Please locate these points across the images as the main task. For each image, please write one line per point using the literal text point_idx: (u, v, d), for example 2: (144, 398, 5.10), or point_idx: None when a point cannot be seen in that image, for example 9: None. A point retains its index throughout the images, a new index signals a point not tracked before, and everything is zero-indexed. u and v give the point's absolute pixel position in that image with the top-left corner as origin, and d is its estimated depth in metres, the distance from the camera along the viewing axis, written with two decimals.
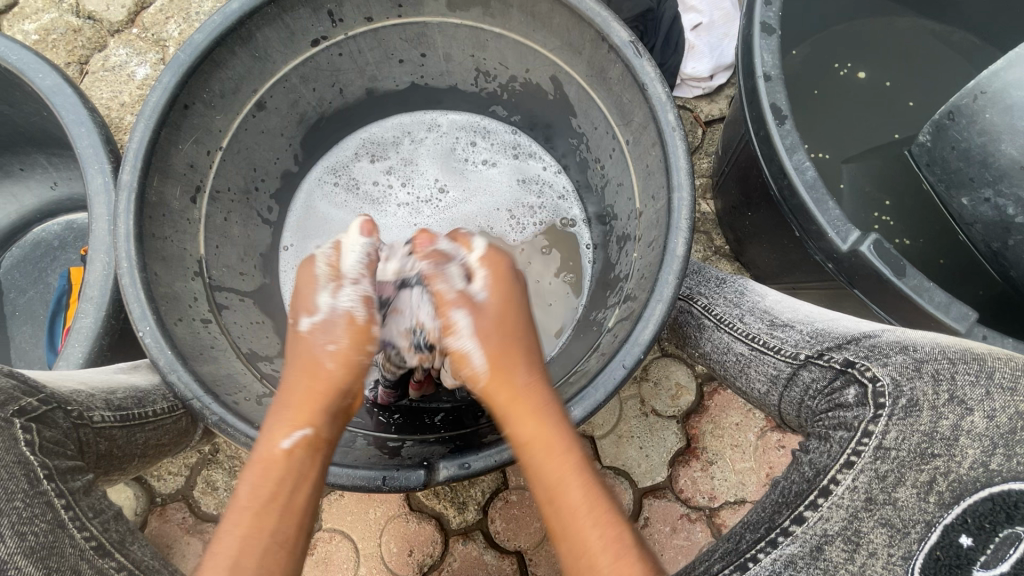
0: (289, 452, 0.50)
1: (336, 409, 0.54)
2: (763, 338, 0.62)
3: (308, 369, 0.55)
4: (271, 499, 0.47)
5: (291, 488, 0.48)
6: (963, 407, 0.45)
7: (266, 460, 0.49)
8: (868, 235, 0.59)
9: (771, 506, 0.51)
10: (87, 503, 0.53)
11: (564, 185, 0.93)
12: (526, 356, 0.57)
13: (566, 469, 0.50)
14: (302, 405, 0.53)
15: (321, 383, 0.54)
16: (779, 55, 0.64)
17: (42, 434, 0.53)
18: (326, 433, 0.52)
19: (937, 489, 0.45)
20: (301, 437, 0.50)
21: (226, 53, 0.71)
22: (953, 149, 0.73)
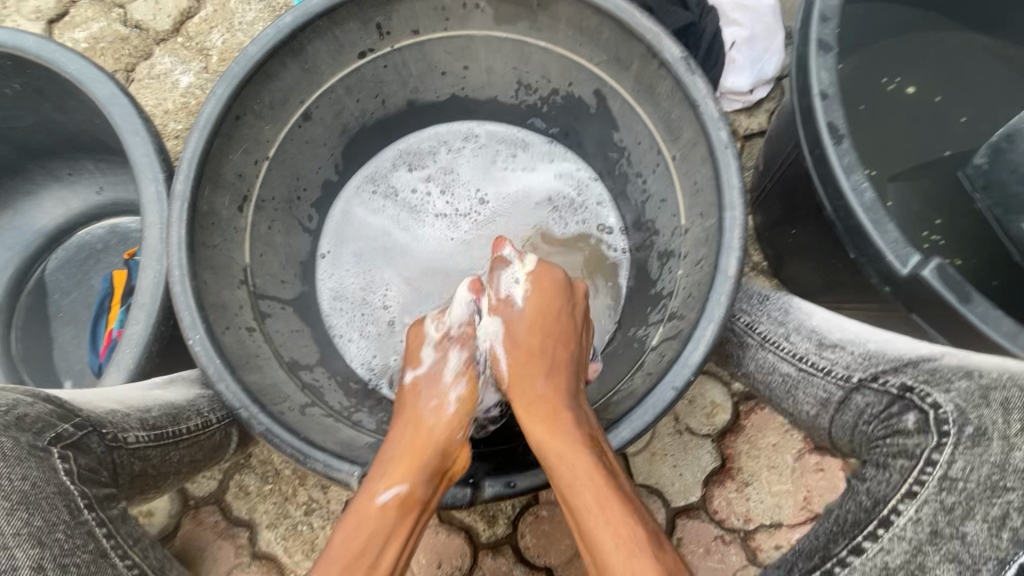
0: (385, 506, 0.55)
1: (434, 471, 0.58)
2: (812, 359, 0.60)
3: (417, 421, 0.62)
4: (360, 554, 0.53)
5: (383, 541, 0.54)
6: None
7: (364, 509, 0.55)
8: (930, 259, 0.57)
9: (825, 534, 0.49)
10: (125, 531, 0.56)
11: (601, 193, 0.91)
12: (541, 367, 0.65)
13: (571, 475, 0.55)
14: (406, 460, 0.58)
15: (423, 441, 0.60)
16: (836, 72, 0.63)
17: (77, 462, 0.55)
18: (420, 494, 0.56)
19: (1011, 524, 0.40)
20: (397, 495, 0.55)
21: (277, 65, 0.72)
22: (1012, 172, 0.71)
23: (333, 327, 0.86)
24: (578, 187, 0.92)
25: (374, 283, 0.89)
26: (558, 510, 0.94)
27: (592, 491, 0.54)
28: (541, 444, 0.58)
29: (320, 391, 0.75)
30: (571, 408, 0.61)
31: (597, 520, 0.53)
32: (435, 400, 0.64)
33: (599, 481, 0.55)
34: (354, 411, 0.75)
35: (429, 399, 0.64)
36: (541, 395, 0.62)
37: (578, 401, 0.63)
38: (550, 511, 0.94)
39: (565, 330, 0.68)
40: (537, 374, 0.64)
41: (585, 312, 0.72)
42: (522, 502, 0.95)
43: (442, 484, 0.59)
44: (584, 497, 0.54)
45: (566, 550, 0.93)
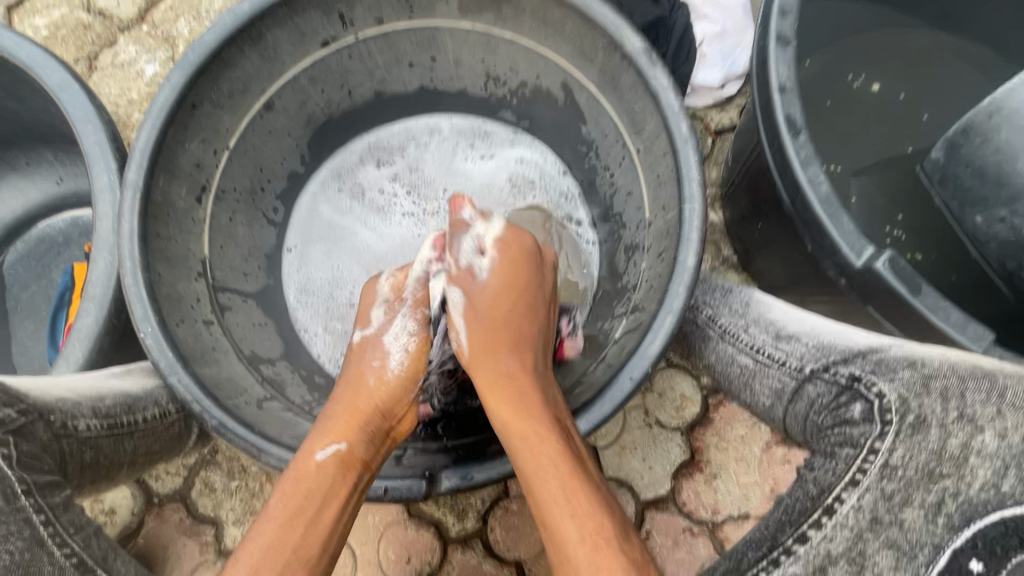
0: (322, 466, 0.56)
1: (372, 428, 0.61)
2: (768, 351, 0.59)
3: (359, 381, 0.64)
4: (298, 512, 0.54)
5: (320, 500, 0.55)
6: (972, 426, 0.45)
7: (301, 467, 0.56)
8: (883, 252, 0.58)
9: (775, 524, 0.49)
10: (69, 518, 0.53)
11: (570, 187, 0.91)
12: (509, 350, 0.62)
13: (539, 461, 0.54)
14: (345, 421, 0.60)
15: (362, 402, 0.62)
16: (795, 67, 0.63)
17: (19, 447, 0.53)
18: (359, 452, 0.58)
19: (946, 509, 0.43)
20: (336, 452, 0.57)
21: (235, 54, 0.70)
22: (965, 167, 0.71)
23: (298, 321, 0.84)
24: (545, 184, 0.92)
25: (343, 281, 0.88)
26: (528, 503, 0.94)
27: (557, 478, 0.53)
28: (513, 437, 0.57)
29: (281, 385, 0.74)
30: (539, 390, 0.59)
31: (562, 514, 0.52)
32: (373, 376, 0.64)
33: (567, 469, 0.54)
34: (316, 405, 0.74)
35: (370, 360, 0.65)
36: (495, 374, 0.61)
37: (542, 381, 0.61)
38: (520, 504, 0.94)
39: (543, 287, 0.68)
40: (503, 357, 0.62)
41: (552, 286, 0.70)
42: (492, 496, 0.95)
43: (381, 442, 0.61)
44: (547, 490, 0.53)
45: (535, 543, 0.93)
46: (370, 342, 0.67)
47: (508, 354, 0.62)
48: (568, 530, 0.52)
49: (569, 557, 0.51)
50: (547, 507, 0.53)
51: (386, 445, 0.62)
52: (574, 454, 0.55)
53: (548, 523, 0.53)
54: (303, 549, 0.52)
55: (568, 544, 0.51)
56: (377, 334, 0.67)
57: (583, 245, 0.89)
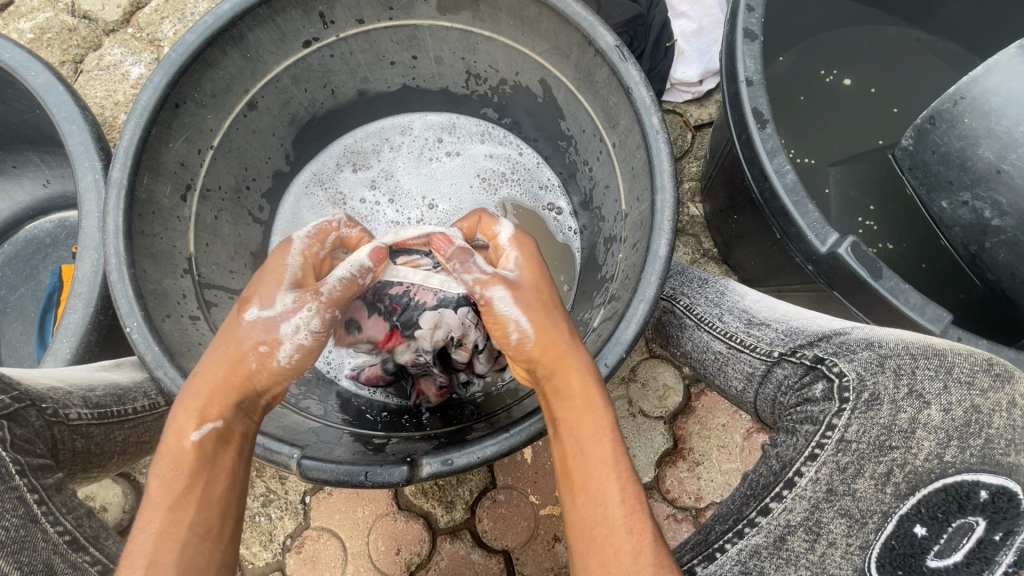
0: (200, 445, 0.51)
1: (247, 403, 0.55)
2: (740, 336, 0.60)
3: (225, 356, 0.55)
4: (186, 492, 0.49)
5: (206, 479, 0.50)
6: (921, 401, 0.44)
7: (174, 450, 0.50)
8: (847, 237, 0.60)
9: (740, 499, 0.50)
10: (60, 499, 0.53)
11: (549, 176, 0.95)
12: (558, 321, 0.57)
13: (594, 426, 0.51)
14: (211, 396, 0.53)
15: (237, 375, 0.55)
16: (761, 61, 0.65)
17: (13, 432, 0.53)
18: (236, 427, 0.54)
19: (894, 480, 0.44)
20: (212, 429, 0.52)
21: (217, 54, 0.71)
22: (933, 153, 0.71)
23: None
24: (521, 169, 0.95)
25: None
26: (515, 494, 0.96)
27: (614, 446, 0.50)
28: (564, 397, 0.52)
29: None
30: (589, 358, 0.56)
31: (607, 477, 0.48)
32: (254, 358, 0.56)
33: (615, 435, 0.51)
34: (301, 397, 0.75)
35: (256, 343, 0.56)
36: (553, 341, 0.55)
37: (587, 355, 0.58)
38: (507, 495, 0.96)
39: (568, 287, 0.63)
40: (559, 325, 0.56)
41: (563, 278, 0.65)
42: (480, 487, 0.96)
43: (259, 417, 0.57)
44: (599, 454, 0.49)
45: (523, 532, 0.94)
46: (265, 321, 0.56)
47: (562, 321, 0.57)
48: (612, 491, 0.47)
49: (607, 514, 0.47)
50: (590, 466, 0.49)
51: (258, 413, 0.57)
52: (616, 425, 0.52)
53: (588, 484, 0.48)
54: (197, 528, 0.48)
55: (608, 505, 0.47)
56: (275, 318, 0.57)
57: (567, 234, 0.92)
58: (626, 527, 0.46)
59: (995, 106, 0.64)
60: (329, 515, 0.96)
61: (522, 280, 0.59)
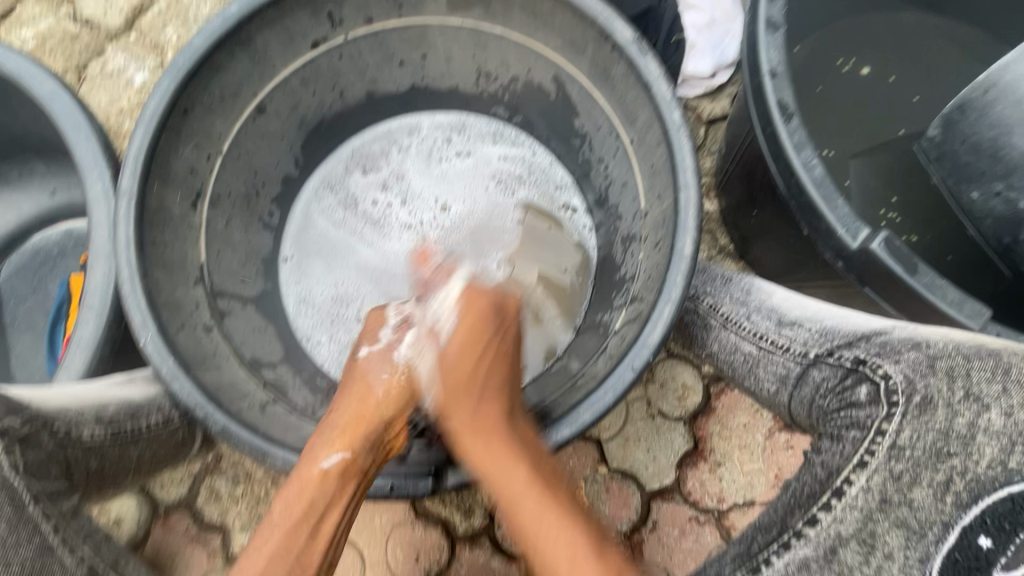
0: (327, 473, 0.56)
1: (375, 437, 0.61)
2: (772, 337, 0.58)
3: (360, 394, 0.63)
4: (303, 518, 0.55)
5: (322, 508, 0.56)
6: (979, 404, 0.43)
7: (305, 476, 0.56)
8: (879, 232, 0.58)
9: (783, 508, 0.48)
10: (75, 527, 0.53)
11: (562, 175, 0.93)
12: (475, 395, 0.61)
13: (517, 500, 0.55)
14: (347, 429, 0.59)
15: (367, 410, 0.62)
16: (785, 51, 0.63)
17: (25, 457, 0.52)
18: (361, 462, 0.59)
19: (954, 488, 0.42)
20: (341, 461, 0.57)
21: (226, 57, 0.70)
22: (962, 143, 0.69)
23: (300, 330, 0.85)
24: (533, 168, 0.93)
25: (348, 290, 0.88)
26: None
27: (541, 509, 0.54)
28: (484, 473, 0.57)
29: (284, 389, 0.74)
30: (500, 427, 0.59)
31: (546, 544, 0.53)
32: (380, 386, 0.63)
33: (532, 490, 0.55)
34: (319, 408, 0.74)
35: (378, 372, 0.64)
36: (463, 422, 0.60)
37: (511, 416, 0.60)
38: None
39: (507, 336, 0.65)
40: (468, 406, 0.61)
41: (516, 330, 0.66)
42: None
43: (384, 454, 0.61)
44: (528, 522, 0.54)
45: None
46: (379, 354, 0.66)
47: (471, 399, 0.61)
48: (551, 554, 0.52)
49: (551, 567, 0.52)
50: (525, 526, 0.55)
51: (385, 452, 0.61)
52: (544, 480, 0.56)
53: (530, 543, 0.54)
54: (303, 560, 0.53)
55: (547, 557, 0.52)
56: (387, 349, 0.66)
57: (581, 232, 0.90)
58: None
59: None
60: None
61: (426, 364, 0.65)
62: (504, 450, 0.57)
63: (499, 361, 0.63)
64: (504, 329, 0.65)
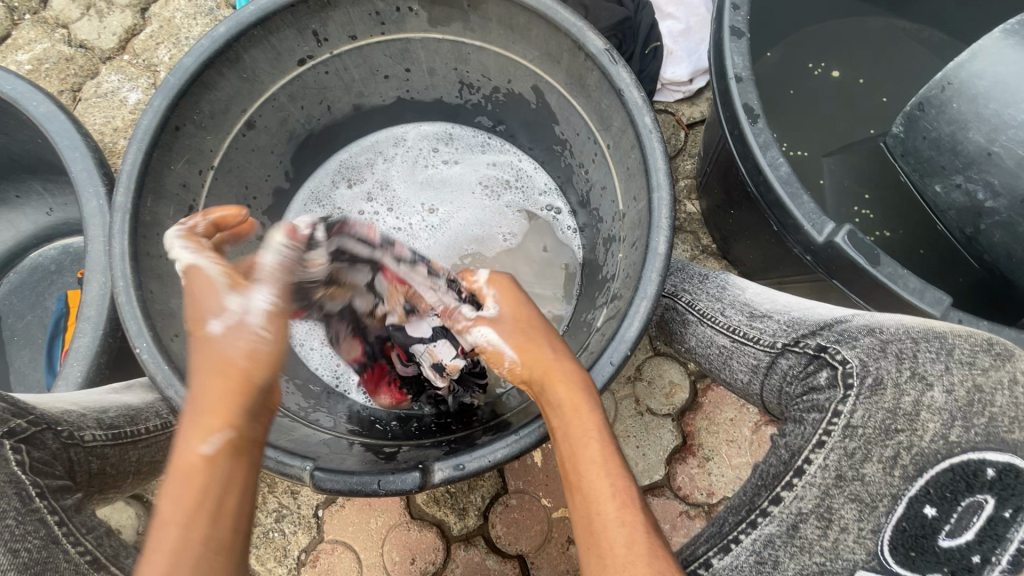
0: (213, 457, 0.44)
1: (256, 407, 0.49)
2: (743, 329, 0.61)
3: (219, 368, 0.49)
4: (196, 508, 0.42)
5: (221, 493, 0.43)
6: (924, 383, 0.44)
7: (183, 466, 0.43)
8: (843, 226, 0.61)
9: (752, 489, 0.50)
10: (80, 520, 0.53)
11: (546, 182, 0.96)
12: (547, 340, 0.58)
13: (588, 427, 0.50)
14: (221, 405, 0.47)
15: (235, 381, 0.48)
16: (749, 57, 0.66)
17: (31, 454, 0.54)
18: (248, 432, 0.47)
19: (902, 462, 0.44)
20: (224, 441, 0.45)
21: (215, 76, 0.73)
22: (924, 139, 0.72)
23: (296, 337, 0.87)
24: (519, 175, 0.97)
25: None
26: (527, 497, 0.96)
27: (606, 447, 0.49)
28: (555, 407, 0.53)
29: None
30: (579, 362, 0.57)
31: (601, 481, 0.47)
32: (243, 357, 0.49)
33: (603, 433, 0.50)
34: (311, 411, 0.76)
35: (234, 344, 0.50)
36: (540, 359, 0.56)
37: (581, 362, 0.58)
38: (519, 499, 0.96)
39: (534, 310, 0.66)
40: (544, 347, 0.57)
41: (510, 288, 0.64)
42: (491, 492, 0.96)
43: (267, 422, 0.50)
44: (589, 456, 0.49)
45: (536, 536, 0.94)
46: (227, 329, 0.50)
47: (546, 343, 0.57)
48: (603, 490, 0.47)
49: (597, 512, 0.46)
50: (580, 463, 0.49)
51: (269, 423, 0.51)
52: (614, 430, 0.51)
53: (581, 484, 0.48)
54: (212, 543, 0.42)
55: (597, 502, 0.46)
56: (238, 317, 0.51)
57: (565, 234, 0.93)
58: (617, 522, 0.45)
59: (984, 89, 0.65)
60: (342, 527, 0.96)
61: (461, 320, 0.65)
62: (582, 387, 0.53)
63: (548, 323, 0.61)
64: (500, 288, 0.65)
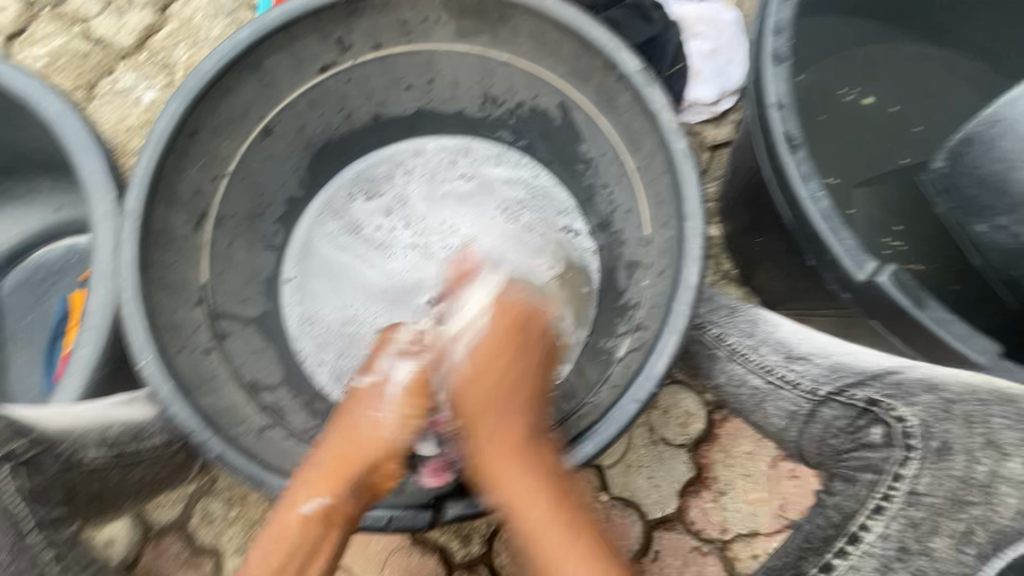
0: (307, 519, 0.57)
1: (361, 483, 0.60)
2: (780, 372, 0.57)
3: (350, 434, 0.62)
4: (283, 564, 0.56)
5: (304, 554, 0.56)
6: (1000, 451, 0.40)
7: (287, 519, 0.57)
8: (886, 265, 0.58)
9: (796, 551, 0.48)
10: (75, 555, 0.55)
11: (567, 199, 0.93)
12: (495, 408, 0.61)
13: (530, 509, 0.55)
14: (331, 472, 0.59)
15: (352, 453, 0.60)
16: (790, 84, 0.63)
17: (21, 482, 0.51)
18: (343, 508, 0.58)
19: (976, 539, 0.39)
20: (321, 507, 0.57)
21: (234, 81, 0.70)
22: (972, 174, 0.68)
23: (301, 351, 0.84)
24: (540, 194, 0.93)
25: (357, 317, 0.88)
26: None
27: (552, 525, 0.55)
28: (501, 491, 0.57)
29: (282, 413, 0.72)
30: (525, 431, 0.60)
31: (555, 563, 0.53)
32: (368, 429, 0.62)
33: (547, 507, 0.55)
34: None
35: (365, 414, 0.63)
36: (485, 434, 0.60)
37: (537, 433, 0.60)
38: None
39: (533, 350, 0.66)
40: (491, 418, 0.61)
41: (545, 345, 0.67)
42: (497, 519, 0.93)
43: (368, 498, 0.61)
44: (540, 533, 0.54)
45: None
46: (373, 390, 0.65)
47: (496, 411, 0.61)
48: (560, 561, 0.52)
49: None
50: (535, 545, 0.54)
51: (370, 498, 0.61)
52: (559, 496, 0.57)
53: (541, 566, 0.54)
54: None
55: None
56: (386, 385, 0.65)
57: (584, 257, 0.89)
58: None
59: None
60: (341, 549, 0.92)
61: (475, 348, 0.65)
62: (520, 465, 0.58)
63: (521, 379, 0.63)
64: (535, 337, 0.66)
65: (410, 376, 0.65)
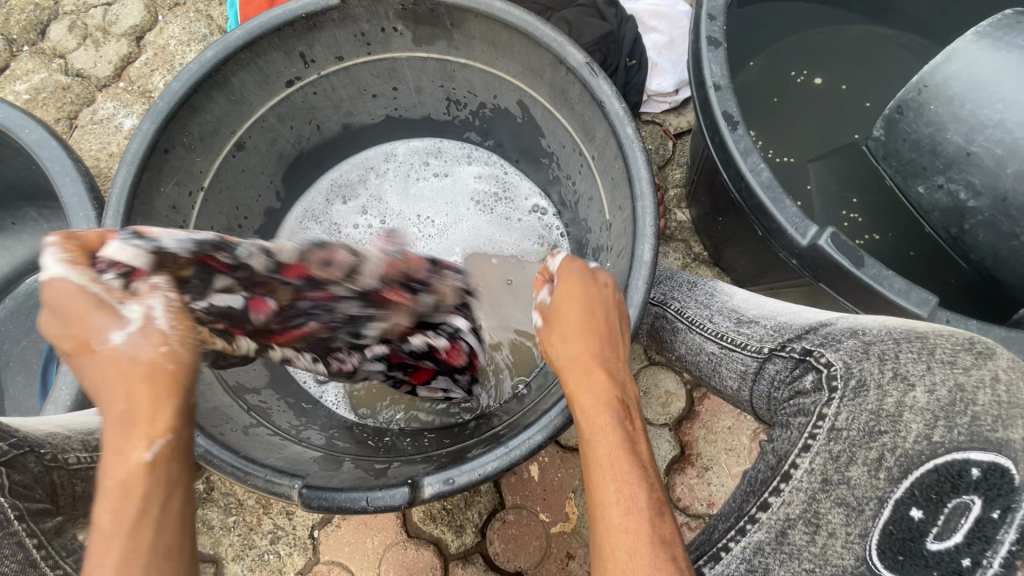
0: (146, 467, 0.40)
1: (189, 407, 0.44)
2: (730, 336, 0.61)
3: (139, 364, 0.42)
4: (139, 525, 0.39)
5: (157, 509, 0.40)
6: (906, 383, 0.44)
7: (117, 484, 0.39)
8: (826, 229, 0.61)
9: (741, 495, 0.51)
10: (59, 543, 0.52)
11: (529, 187, 0.97)
12: (576, 331, 0.55)
13: (596, 430, 0.49)
14: (148, 412, 0.41)
15: (162, 381, 0.43)
16: (727, 66, 0.67)
17: (11, 478, 0.52)
18: (187, 436, 0.43)
19: (886, 464, 0.43)
20: (159, 448, 0.41)
21: (203, 99, 0.74)
22: (904, 142, 0.73)
23: None
24: (506, 185, 0.97)
25: None
26: (525, 513, 0.94)
27: (616, 448, 0.47)
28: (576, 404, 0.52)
29: (268, 413, 0.75)
30: (602, 360, 0.53)
31: (606, 487, 0.46)
32: (162, 352, 0.43)
33: (616, 434, 0.48)
34: (302, 429, 0.76)
35: (155, 340, 0.43)
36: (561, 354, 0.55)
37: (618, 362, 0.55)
38: (517, 515, 0.94)
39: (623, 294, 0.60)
40: (568, 341, 0.55)
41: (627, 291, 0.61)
42: (489, 508, 0.95)
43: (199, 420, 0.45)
44: (598, 455, 0.48)
45: (535, 552, 0.93)
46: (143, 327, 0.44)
47: (575, 335, 0.55)
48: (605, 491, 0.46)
49: (603, 519, 0.45)
50: (591, 466, 0.48)
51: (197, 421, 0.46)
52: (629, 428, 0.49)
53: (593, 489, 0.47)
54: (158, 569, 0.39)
55: (603, 507, 0.45)
56: (148, 320, 0.45)
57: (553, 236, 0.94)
58: (619, 526, 0.44)
59: (958, 91, 0.66)
60: (337, 548, 0.94)
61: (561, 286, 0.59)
62: (599, 388, 0.52)
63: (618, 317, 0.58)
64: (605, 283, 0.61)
65: (166, 301, 0.47)
